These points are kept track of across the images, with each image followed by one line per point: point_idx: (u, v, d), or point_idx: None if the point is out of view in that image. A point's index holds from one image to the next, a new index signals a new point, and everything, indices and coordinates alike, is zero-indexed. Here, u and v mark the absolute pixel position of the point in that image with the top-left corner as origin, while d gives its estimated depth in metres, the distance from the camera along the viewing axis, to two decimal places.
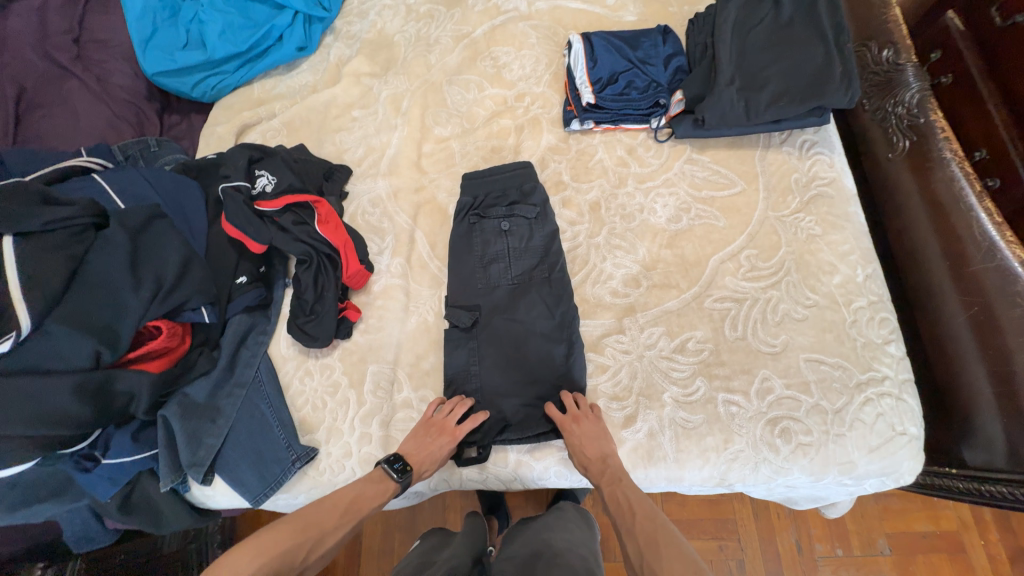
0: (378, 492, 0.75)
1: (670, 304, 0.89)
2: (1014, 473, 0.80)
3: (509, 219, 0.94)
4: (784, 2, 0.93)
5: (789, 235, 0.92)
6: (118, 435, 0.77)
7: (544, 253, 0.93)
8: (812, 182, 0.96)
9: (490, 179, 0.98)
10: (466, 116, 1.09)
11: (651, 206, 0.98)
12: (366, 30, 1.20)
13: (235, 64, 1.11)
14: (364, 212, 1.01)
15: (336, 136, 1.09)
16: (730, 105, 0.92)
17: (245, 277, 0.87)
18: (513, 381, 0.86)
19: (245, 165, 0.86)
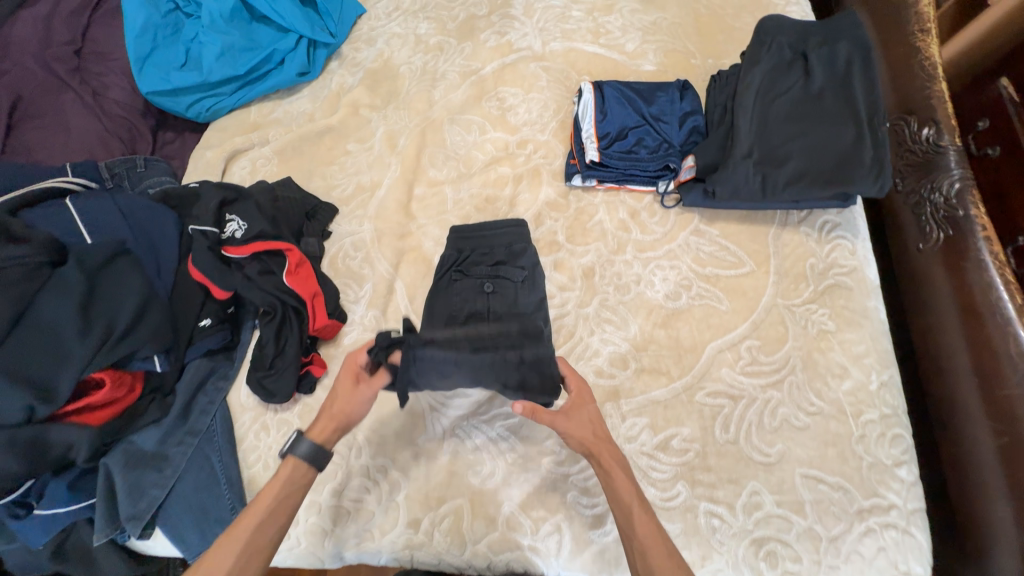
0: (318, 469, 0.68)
1: (657, 393, 0.81)
2: None
3: (493, 280, 0.88)
4: (815, 72, 0.85)
5: (797, 328, 0.83)
6: (54, 484, 0.73)
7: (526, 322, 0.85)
8: (829, 270, 0.88)
9: (479, 234, 0.92)
10: (463, 159, 1.04)
11: (649, 278, 0.90)
12: (372, 59, 1.16)
13: (233, 86, 1.08)
14: (346, 255, 0.96)
15: (326, 170, 1.04)
16: (745, 180, 0.84)
17: (209, 319, 0.83)
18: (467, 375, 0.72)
19: (216, 207, 0.80)
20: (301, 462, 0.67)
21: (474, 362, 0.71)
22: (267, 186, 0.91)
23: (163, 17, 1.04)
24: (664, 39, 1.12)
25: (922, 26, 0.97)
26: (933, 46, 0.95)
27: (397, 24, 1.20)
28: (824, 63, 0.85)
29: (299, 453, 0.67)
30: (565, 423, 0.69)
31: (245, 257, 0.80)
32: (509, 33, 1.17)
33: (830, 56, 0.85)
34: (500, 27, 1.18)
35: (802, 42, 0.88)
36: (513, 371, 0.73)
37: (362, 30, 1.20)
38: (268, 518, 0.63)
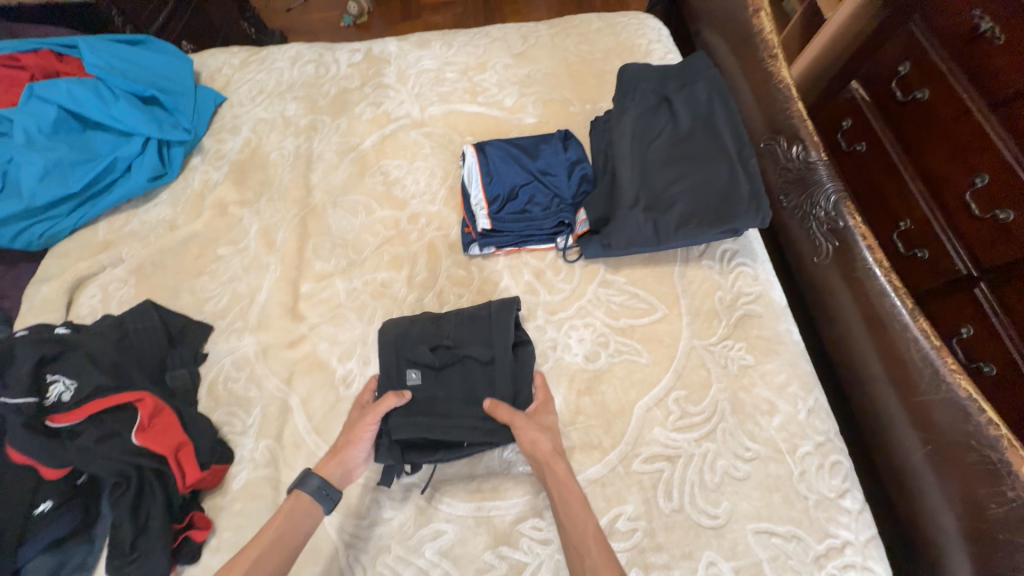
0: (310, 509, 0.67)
1: (591, 471, 0.75)
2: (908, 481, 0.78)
3: (461, 363, 0.80)
4: (681, 114, 0.86)
5: (719, 369, 0.81)
6: None
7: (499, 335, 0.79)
8: (736, 301, 0.87)
9: (444, 429, 0.73)
10: (351, 245, 0.96)
11: (565, 340, 0.85)
12: (239, 149, 1.07)
13: (70, 205, 0.95)
14: (226, 377, 0.83)
15: (195, 282, 0.92)
16: (638, 228, 0.82)
17: (48, 503, 0.67)
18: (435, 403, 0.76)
19: (32, 369, 0.67)
20: (308, 492, 0.67)
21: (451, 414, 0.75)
22: (115, 321, 0.80)
23: None
24: (541, 90, 1.12)
25: (770, 52, 1.03)
26: (784, 70, 1.01)
27: (263, 108, 1.13)
28: (687, 104, 0.87)
29: (310, 488, 0.67)
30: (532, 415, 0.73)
31: (80, 423, 0.67)
32: (385, 102, 1.13)
33: (691, 96, 0.87)
34: (375, 98, 1.13)
35: (663, 86, 0.90)
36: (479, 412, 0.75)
37: (224, 119, 1.11)
38: (267, 551, 0.63)
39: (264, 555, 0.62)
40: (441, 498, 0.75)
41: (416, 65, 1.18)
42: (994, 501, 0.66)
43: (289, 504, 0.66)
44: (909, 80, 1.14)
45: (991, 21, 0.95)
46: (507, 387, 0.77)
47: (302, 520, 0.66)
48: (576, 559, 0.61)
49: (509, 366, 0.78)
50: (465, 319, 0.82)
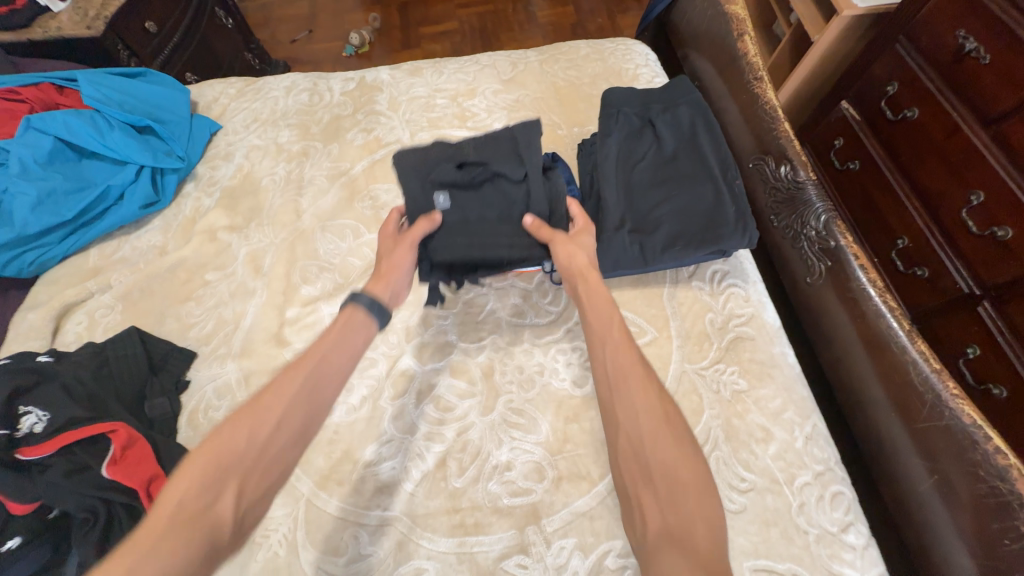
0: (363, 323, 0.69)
1: (580, 503, 0.72)
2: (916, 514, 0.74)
3: (491, 182, 0.83)
4: (664, 136, 0.86)
5: (711, 395, 0.78)
6: None
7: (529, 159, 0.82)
8: (728, 323, 0.85)
9: (484, 247, 0.79)
10: (339, 269, 0.96)
11: (552, 365, 0.84)
12: (231, 175, 1.08)
13: (61, 233, 0.96)
14: (206, 406, 0.82)
15: (181, 309, 0.92)
16: (623, 249, 0.81)
17: (16, 538, 0.63)
18: (473, 233, 0.80)
19: (6, 399, 0.67)
20: (360, 307, 0.69)
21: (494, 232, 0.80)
22: (96, 349, 0.80)
23: None
24: (529, 115, 1.13)
25: (755, 74, 1.05)
26: (769, 92, 1.02)
27: (257, 135, 1.15)
28: (671, 127, 0.87)
29: (361, 303, 0.69)
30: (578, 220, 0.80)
31: (49, 455, 0.66)
32: (376, 128, 1.15)
33: (674, 118, 0.87)
34: (367, 124, 1.15)
35: (646, 109, 0.90)
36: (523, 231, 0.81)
37: (218, 146, 1.13)
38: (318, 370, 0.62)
39: (307, 384, 0.61)
40: (423, 533, 0.72)
41: (408, 92, 1.20)
42: (1007, 536, 0.62)
43: (344, 316, 0.68)
44: (898, 99, 1.14)
45: (976, 42, 0.95)
46: (543, 202, 0.80)
47: (355, 333, 0.67)
48: (606, 360, 0.65)
49: (542, 184, 0.81)
50: (491, 144, 0.84)
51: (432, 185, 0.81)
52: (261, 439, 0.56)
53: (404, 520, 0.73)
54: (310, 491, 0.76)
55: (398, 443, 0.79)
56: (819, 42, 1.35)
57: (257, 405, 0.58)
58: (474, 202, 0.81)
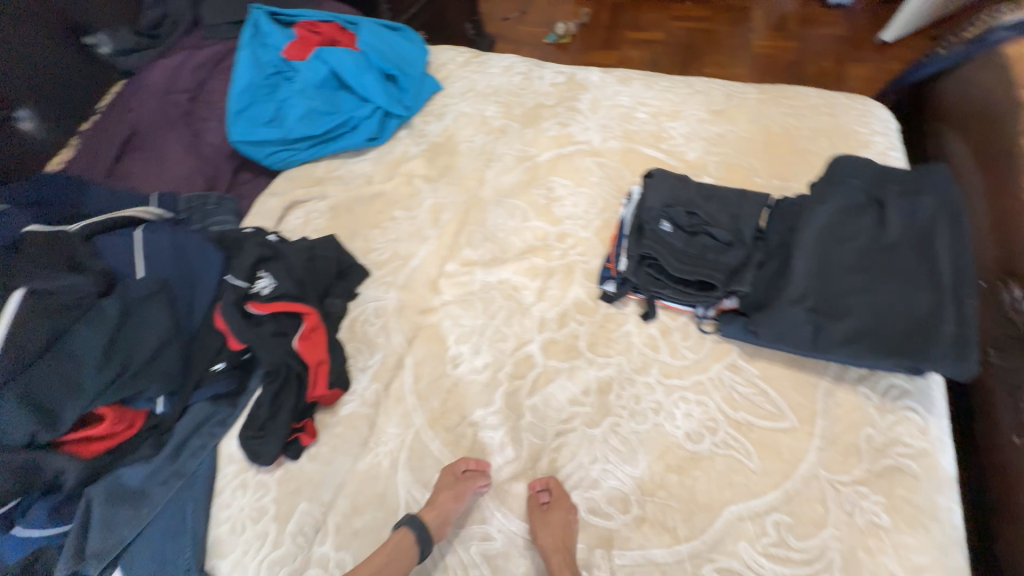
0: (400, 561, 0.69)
1: (656, 552, 0.71)
2: None
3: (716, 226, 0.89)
4: (890, 222, 0.77)
5: (839, 514, 0.70)
6: (36, 505, 0.73)
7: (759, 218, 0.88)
8: (888, 447, 0.74)
9: (696, 270, 0.84)
10: (500, 243, 1.04)
11: (670, 409, 0.81)
12: (438, 132, 1.23)
13: (309, 143, 1.18)
14: (365, 319, 0.96)
15: (369, 232, 1.08)
16: (794, 326, 0.75)
17: (222, 365, 0.85)
18: (689, 257, 0.86)
19: (251, 263, 0.87)
20: (412, 531, 0.71)
21: (708, 261, 0.85)
22: (307, 245, 0.98)
23: (265, 79, 1.15)
24: (728, 153, 1.08)
25: None
26: None
27: (468, 104, 1.28)
28: (903, 215, 0.77)
29: (412, 530, 0.71)
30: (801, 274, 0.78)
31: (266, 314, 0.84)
32: (571, 124, 1.20)
33: (910, 207, 0.77)
34: (563, 119, 1.21)
35: (878, 187, 0.81)
36: (741, 262, 0.84)
37: (434, 105, 1.28)
38: None
39: None
40: (501, 506, 0.77)
41: (611, 98, 1.23)
42: None
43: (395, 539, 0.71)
44: None
45: None
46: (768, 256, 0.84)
47: (405, 557, 0.69)
48: None
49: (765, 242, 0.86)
50: (724, 196, 0.92)
51: (661, 211, 0.92)
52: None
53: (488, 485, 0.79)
54: (421, 424, 0.85)
55: (504, 416, 0.84)
56: None
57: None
58: (695, 233, 0.89)
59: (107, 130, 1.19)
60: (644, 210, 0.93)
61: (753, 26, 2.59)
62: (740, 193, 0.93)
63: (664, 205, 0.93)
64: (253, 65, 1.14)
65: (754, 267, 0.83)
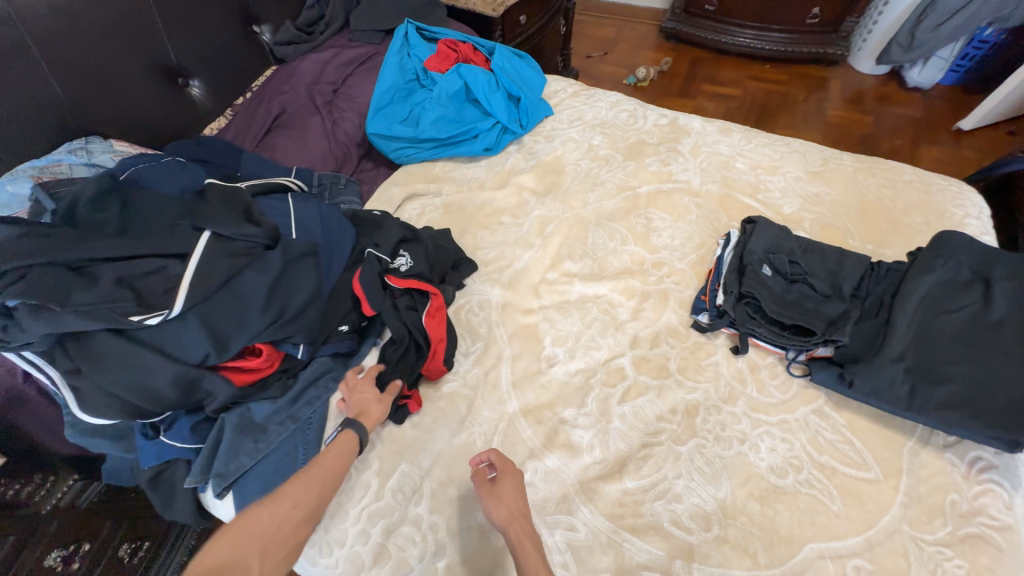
0: (344, 458, 0.76)
1: (736, 573, 0.74)
2: None
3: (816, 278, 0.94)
4: (996, 301, 0.81)
5: (922, 571, 0.72)
6: (181, 421, 0.83)
7: (861, 277, 0.93)
8: (973, 515, 0.76)
9: (796, 316, 0.89)
10: (599, 261, 1.12)
11: (755, 441, 0.86)
12: (547, 152, 1.33)
13: (432, 145, 1.31)
14: (470, 309, 1.05)
15: (478, 232, 1.17)
16: (891, 383, 0.80)
17: (347, 327, 0.95)
18: (788, 303, 0.92)
19: (396, 242, 1.02)
20: (355, 435, 0.79)
21: (808, 309, 0.90)
22: (427, 233, 1.10)
23: (405, 83, 1.31)
24: (824, 212, 1.14)
25: None
26: None
27: (576, 131, 1.39)
28: (1010, 296, 0.81)
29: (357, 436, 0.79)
30: (903, 335, 0.82)
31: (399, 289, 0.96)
32: (672, 164, 1.28)
33: (1017, 290, 0.82)
34: (665, 157, 1.30)
35: (985, 266, 0.85)
36: (841, 315, 0.89)
37: (545, 127, 1.40)
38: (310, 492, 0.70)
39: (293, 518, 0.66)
40: (586, 502, 0.82)
41: (712, 145, 1.32)
42: None
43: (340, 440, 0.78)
44: None
45: None
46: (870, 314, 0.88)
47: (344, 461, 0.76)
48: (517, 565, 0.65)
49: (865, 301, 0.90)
50: (824, 252, 0.98)
51: (762, 256, 0.98)
52: (280, 519, 0.65)
53: (576, 480, 0.84)
54: (515, 413, 0.91)
55: (594, 419, 0.90)
56: None
57: (274, 499, 0.68)
58: (796, 282, 0.95)
59: (260, 107, 1.34)
60: (745, 253, 1.00)
61: (828, 96, 2.67)
62: (839, 251, 0.98)
63: (765, 251, 0.99)
64: (398, 71, 1.31)
65: (853, 322, 0.88)
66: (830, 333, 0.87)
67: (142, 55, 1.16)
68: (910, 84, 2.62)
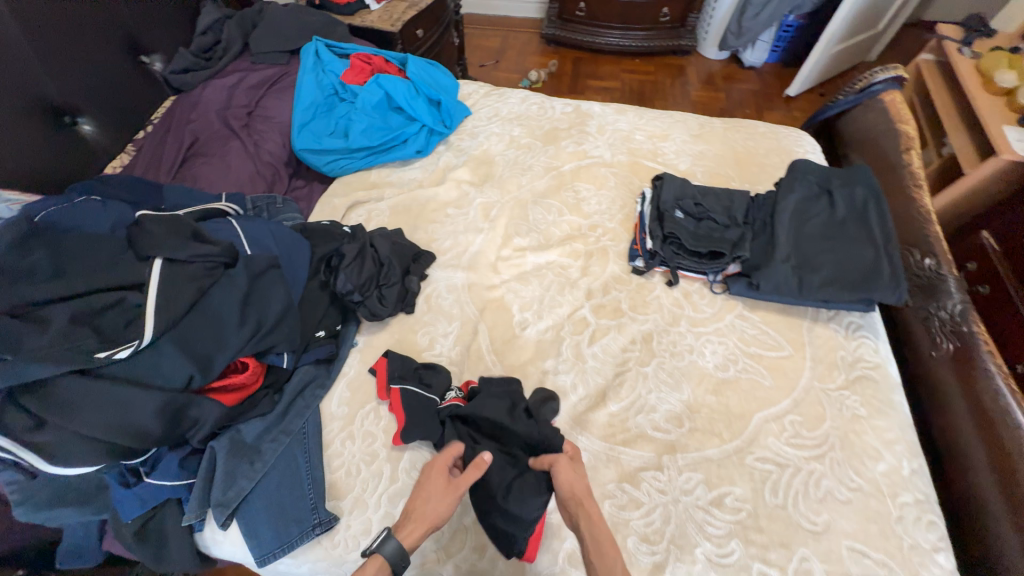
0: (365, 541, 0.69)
1: (710, 452, 0.90)
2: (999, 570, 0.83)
3: (717, 213, 1.15)
4: (838, 204, 1.08)
5: (834, 410, 0.94)
6: (167, 458, 0.80)
7: (748, 206, 1.17)
8: (856, 363, 1.01)
9: (708, 244, 1.09)
10: (544, 233, 1.25)
11: (700, 348, 1.04)
12: (474, 147, 1.44)
13: (364, 154, 1.35)
14: (439, 294, 1.11)
15: (429, 226, 1.24)
16: (784, 279, 1.03)
17: (323, 332, 0.99)
18: (701, 235, 1.12)
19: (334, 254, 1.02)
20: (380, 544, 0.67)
21: (716, 237, 1.11)
22: (369, 238, 1.08)
23: (325, 99, 1.35)
24: (710, 165, 1.40)
25: (916, 183, 1.25)
26: (925, 199, 1.21)
27: (496, 125, 1.52)
28: (846, 198, 1.09)
29: (387, 551, 0.66)
30: (786, 241, 1.06)
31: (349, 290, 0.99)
32: (585, 143, 1.47)
33: (849, 194, 1.10)
34: (578, 139, 1.48)
35: (826, 180, 1.13)
36: (741, 237, 1.10)
37: (468, 126, 1.50)
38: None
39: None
40: (582, 432, 0.93)
41: (613, 124, 1.53)
42: None
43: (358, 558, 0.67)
44: None
45: None
46: (760, 232, 1.11)
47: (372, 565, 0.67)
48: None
49: (756, 223, 1.13)
50: (718, 192, 1.21)
51: (673, 203, 1.18)
52: None
53: (569, 417, 0.95)
54: (502, 376, 1.00)
55: (572, 363, 1.02)
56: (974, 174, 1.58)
57: None
58: (703, 219, 1.15)
59: (168, 139, 1.27)
60: (659, 203, 1.19)
61: (689, 80, 3.14)
62: (727, 190, 1.22)
63: (674, 199, 1.19)
64: (315, 87, 1.35)
65: (750, 240, 1.10)
66: (736, 253, 1.08)
67: (21, 96, 1.04)
68: (746, 63, 3.19)
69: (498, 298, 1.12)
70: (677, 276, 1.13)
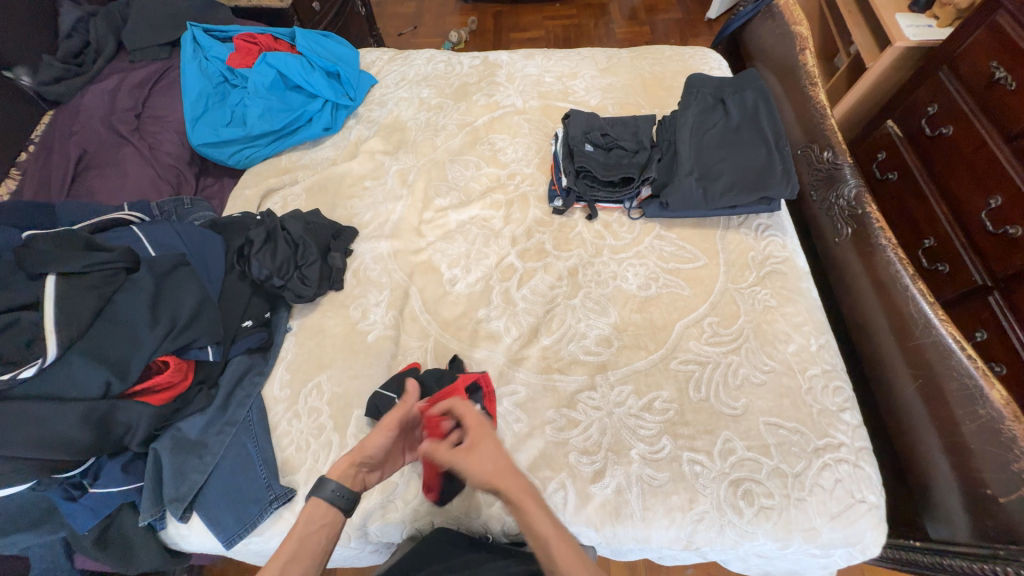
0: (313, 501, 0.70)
1: (639, 363, 0.96)
2: (901, 418, 0.92)
3: (624, 140, 1.16)
4: (732, 112, 1.13)
5: (747, 306, 1.01)
6: (108, 466, 0.81)
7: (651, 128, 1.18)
8: (767, 260, 1.07)
9: (618, 172, 1.11)
10: (464, 189, 1.26)
11: (623, 273, 1.09)
12: (384, 116, 1.41)
13: (268, 139, 1.31)
14: (366, 267, 1.12)
15: (348, 202, 1.23)
16: (690, 192, 1.07)
17: (250, 321, 0.99)
18: (610, 163, 1.13)
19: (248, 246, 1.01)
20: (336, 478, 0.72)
21: (626, 164, 1.13)
22: (278, 222, 1.07)
23: (215, 87, 1.30)
24: (619, 96, 1.41)
25: (812, 80, 1.29)
26: (821, 94, 1.25)
27: (404, 90, 1.48)
28: (739, 106, 1.14)
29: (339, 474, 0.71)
30: (689, 156, 1.09)
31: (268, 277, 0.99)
32: (496, 94, 1.45)
33: (741, 100, 1.15)
34: (488, 91, 1.45)
35: (720, 92, 1.17)
36: (648, 159, 1.12)
37: (375, 94, 1.46)
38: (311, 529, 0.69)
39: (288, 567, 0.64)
40: (519, 369, 0.97)
41: (522, 69, 1.51)
42: (968, 418, 0.80)
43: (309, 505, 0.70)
44: (937, 119, 1.40)
45: (1006, 72, 1.20)
46: (667, 152, 1.13)
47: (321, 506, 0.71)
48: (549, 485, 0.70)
49: (661, 144, 1.15)
50: (623, 119, 1.21)
51: (582, 135, 1.18)
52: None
53: (506, 358, 0.99)
54: (437, 333, 1.03)
55: (502, 308, 1.06)
56: (876, 66, 1.63)
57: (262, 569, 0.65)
58: (612, 147, 1.15)
59: (54, 156, 1.21)
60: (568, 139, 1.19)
61: (613, 17, 3.08)
62: (632, 117, 1.23)
63: (583, 133, 1.18)
64: (201, 77, 1.29)
65: (657, 161, 1.13)
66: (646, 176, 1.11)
67: None
68: None
69: (424, 260, 1.13)
70: (594, 211, 1.16)
